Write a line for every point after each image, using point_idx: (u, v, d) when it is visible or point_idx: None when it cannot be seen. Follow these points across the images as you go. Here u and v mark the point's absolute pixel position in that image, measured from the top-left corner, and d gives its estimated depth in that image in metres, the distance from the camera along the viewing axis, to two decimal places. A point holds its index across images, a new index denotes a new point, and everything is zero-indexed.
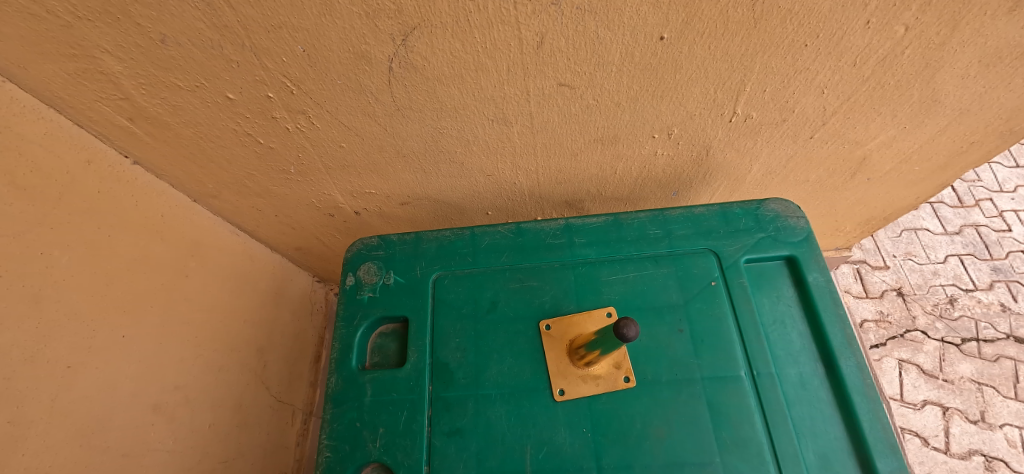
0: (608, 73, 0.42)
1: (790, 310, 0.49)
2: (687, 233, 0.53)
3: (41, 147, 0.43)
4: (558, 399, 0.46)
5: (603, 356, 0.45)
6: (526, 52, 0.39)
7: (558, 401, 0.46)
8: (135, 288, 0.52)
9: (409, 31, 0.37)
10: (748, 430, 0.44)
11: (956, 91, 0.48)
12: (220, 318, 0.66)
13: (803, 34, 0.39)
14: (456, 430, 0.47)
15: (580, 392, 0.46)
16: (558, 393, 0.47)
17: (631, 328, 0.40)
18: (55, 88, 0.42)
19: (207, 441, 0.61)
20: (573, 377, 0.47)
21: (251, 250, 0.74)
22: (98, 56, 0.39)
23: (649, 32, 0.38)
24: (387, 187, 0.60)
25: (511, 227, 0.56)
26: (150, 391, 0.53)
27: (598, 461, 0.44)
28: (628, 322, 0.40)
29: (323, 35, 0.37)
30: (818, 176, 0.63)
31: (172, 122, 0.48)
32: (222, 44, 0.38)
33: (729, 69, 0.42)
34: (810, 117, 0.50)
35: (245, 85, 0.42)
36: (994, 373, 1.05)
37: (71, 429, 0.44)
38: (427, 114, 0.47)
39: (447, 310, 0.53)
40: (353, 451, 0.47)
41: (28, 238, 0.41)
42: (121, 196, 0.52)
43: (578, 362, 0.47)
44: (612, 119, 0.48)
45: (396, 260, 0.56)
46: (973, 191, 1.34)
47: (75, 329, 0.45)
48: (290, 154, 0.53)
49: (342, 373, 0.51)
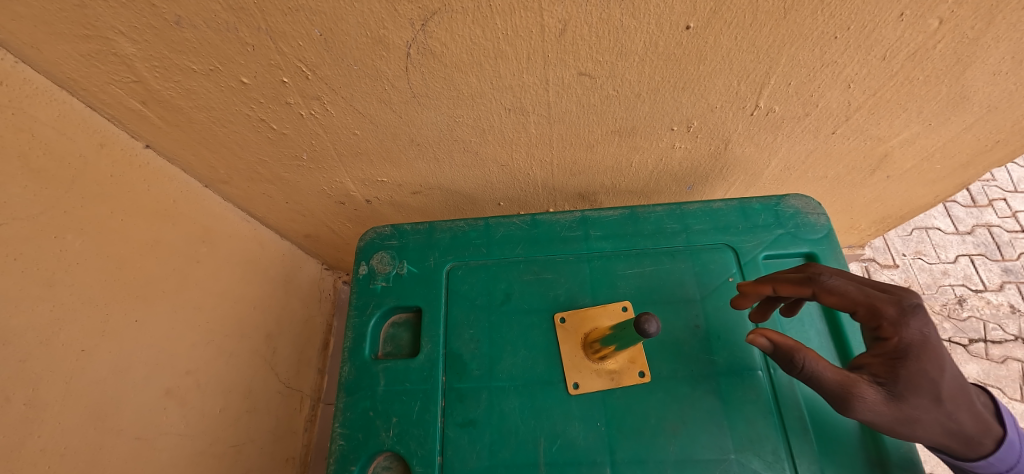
0: (630, 62, 0.41)
1: (808, 308, 0.49)
2: (704, 229, 0.53)
3: (53, 129, 0.43)
4: (573, 393, 0.46)
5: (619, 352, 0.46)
6: (547, 40, 0.38)
7: (572, 395, 0.46)
8: (148, 273, 0.52)
9: (429, 16, 0.36)
10: (763, 428, 0.44)
11: (986, 88, 0.47)
12: (230, 304, 0.66)
13: (833, 26, 0.38)
14: (469, 420, 0.47)
15: (594, 387, 0.46)
16: (571, 387, 0.47)
17: (651, 324, 0.39)
18: (67, 70, 0.41)
19: (218, 424, 0.62)
20: (587, 372, 0.47)
21: (261, 237, 0.74)
22: (111, 37, 0.38)
23: (675, 21, 0.37)
24: (400, 176, 0.59)
25: (526, 219, 0.55)
26: (162, 376, 0.53)
27: (611, 455, 0.44)
28: (647, 321, 0.39)
29: (341, 18, 0.36)
30: (837, 172, 0.62)
31: (185, 106, 0.47)
32: (237, 26, 0.37)
33: (755, 60, 0.41)
34: (833, 111, 0.49)
35: (260, 69, 0.42)
36: (1000, 374, 1.05)
37: (85, 412, 0.44)
38: (442, 103, 0.46)
39: (461, 301, 0.53)
40: (366, 440, 0.47)
41: (42, 222, 0.41)
42: (133, 180, 0.51)
43: (592, 356, 0.47)
44: (631, 110, 0.47)
45: (409, 249, 0.56)
46: (987, 191, 1.31)
47: (90, 314, 0.45)
48: (303, 140, 0.52)
49: (354, 362, 0.51)
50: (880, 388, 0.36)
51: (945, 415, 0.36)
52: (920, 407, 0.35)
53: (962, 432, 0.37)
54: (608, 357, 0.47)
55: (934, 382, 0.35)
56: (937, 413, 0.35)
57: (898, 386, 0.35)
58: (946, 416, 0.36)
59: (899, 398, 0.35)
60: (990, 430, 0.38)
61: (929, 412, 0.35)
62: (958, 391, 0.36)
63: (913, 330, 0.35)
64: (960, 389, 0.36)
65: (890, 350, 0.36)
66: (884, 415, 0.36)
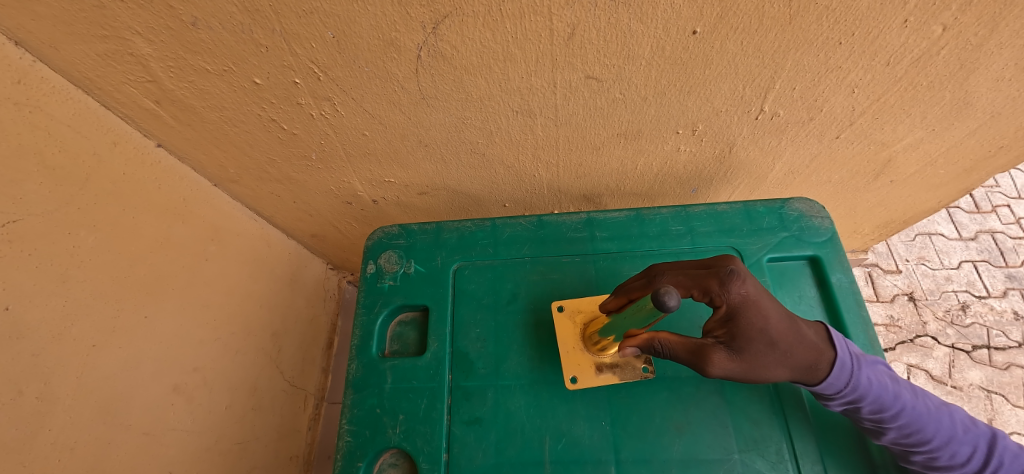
0: (637, 66, 0.42)
1: (812, 310, 0.49)
2: (709, 230, 0.53)
3: (69, 127, 0.44)
4: (570, 388, 0.47)
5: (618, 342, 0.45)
6: (556, 44, 0.39)
7: (570, 389, 0.47)
8: (158, 270, 0.53)
9: (440, 19, 0.36)
10: (768, 428, 0.45)
11: (989, 94, 0.47)
12: (236, 301, 0.66)
13: (837, 32, 0.38)
14: (475, 419, 0.47)
15: (591, 381, 0.46)
16: (570, 383, 0.47)
17: (673, 296, 0.32)
18: (84, 69, 0.42)
19: (223, 422, 0.62)
20: (586, 366, 0.47)
21: (268, 236, 0.74)
22: (128, 37, 0.39)
23: (682, 26, 0.37)
24: (406, 176, 0.60)
25: (532, 220, 0.56)
26: (170, 373, 0.54)
27: (616, 454, 0.44)
28: (668, 292, 0.32)
29: (354, 21, 0.37)
30: (841, 176, 0.62)
31: (198, 106, 0.48)
32: (252, 28, 0.38)
33: (760, 65, 0.42)
34: (837, 116, 0.49)
35: (273, 70, 0.42)
36: (1004, 381, 1.05)
37: (95, 407, 0.45)
38: (451, 104, 0.47)
39: (467, 301, 0.53)
40: (374, 437, 0.48)
41: (57, 218, 0.42)
42: (144, 178, 0.52)
43: (591, 347, 0.47)
44: (637, 114, 0.48)
45: (417, 249, 0.57)
46: (991, 197, 1.31)
47: (101, 309, 0.46)
48: (312, 140, 0.53)
49: (362, 359, 0.52)
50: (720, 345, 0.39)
51: (789, 356, 0.40)
52: (762, 353, 0.39)
53: (802, 364, 0.40)
54: (607, 348, 0.47)
55: (761, 331, 0.39)
56: (774, 355, 0.39)
57: (732, 341, 0.39)
58: (783, 356, 0.39)
59: (737, 352, 0.39)
60: (826, 356, 0.41)
61: (767, 355, 0.39)
62: (787, 334, 0.39)
63: (733, 293, 0.39)
64: (786, 330, 0.40)
65: (722, 316, 0.39)
66: (732, 370, 0.39)
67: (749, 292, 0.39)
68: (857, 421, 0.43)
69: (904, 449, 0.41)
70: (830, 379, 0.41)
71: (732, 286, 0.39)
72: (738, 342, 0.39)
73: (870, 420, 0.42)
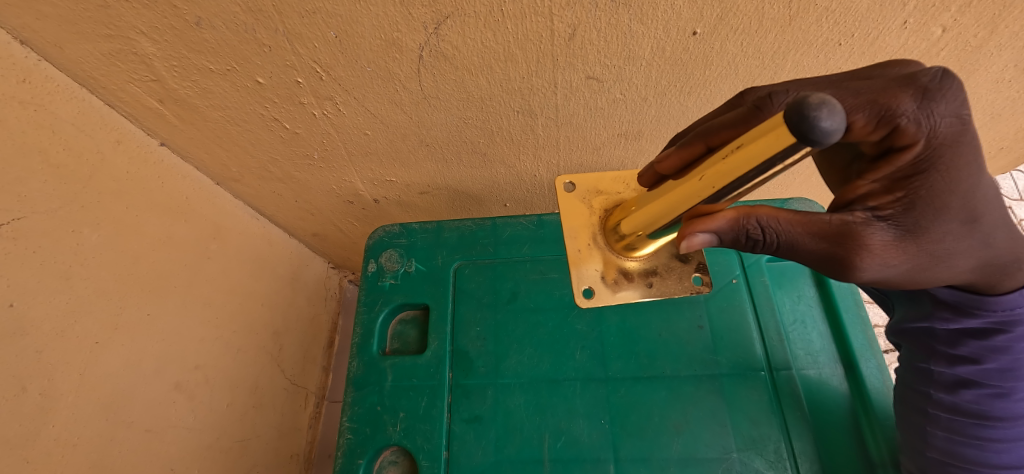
0: (637, 67, 0.42)
1: (811, 310, 0.53)
2: None
3: (73, 126, 0.44)
4: (581, 304, 0.39)
5: (647, 239, 0.36)
6: (557, 44, 0.39)
7: (581, 305, 0.39)
8: (161, 268, 0.53)
9: (442, 19, 0.37)
10: (765, 428, 0.47)
11: (989, 95, 0.47)
12: (238, 300, 0.66)
13: (837, 33, 0.39)
14: (475, 417, 0.48)
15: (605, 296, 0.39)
16: (579, 297, 0.39)
17: (834, 113, 0.19)
18: (88, 68, 0.42)
19: (225, 419, 0.63)
20: (597, 277, 0.40)
21: (270, 235, 0.75)
22: (133, 37, 0.39)
23: (682, 27, 0.37)
24: (408, 176, 0.60)
25: (533, 220, 0.57)
26: (172, 370, 0.54)
27: (615, 452, 0.46)
28: (827, 104, 0.19)
29: (356, 21, 0.37)
30: None
31: (201, 105, 0.48)
32: (255, 27, 0.38)
33: (760, 66, 0.42)
34: None
35: (275, 69, 0.43)
36: None
37: (98, 403, 0.45)
38: (453, 104, 0.47)
39: (467, 300, 0.54)
40: (374, 434, 0.48)
41: (61, 216, 0.42)
42: (147, 177, 0.52)
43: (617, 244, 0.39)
44: (637, 114, 0.48)
45: (417, 248, 0.57)
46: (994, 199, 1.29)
47: (104, 307, 0.46)
48: (314, 140, 0.53)
49: (363, 357, 0.52)
50: (887, 223, 0.29)
51: (978, 240, 0.30)
52: (950, 233, 0.29)
53: (989, 259, 0.32)
54: (631, 247, 0.38)
55: (966, 198, 0.28)
56: (969, 240, 0.30)
57: (908, 214, 0.28)
58: (975, 242, 0.30)
59: (915, 230, 0.29)
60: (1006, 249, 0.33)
61: (960, 237, 0.29)
62: (992, 206, 0.29)
63: (940, 130, 0.26)
64: (992, 204, 0.29)
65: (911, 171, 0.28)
66: (900, 266, 0.30)
67: (954, 122, 0.26)
68: (951, 346, 0.41)
69: (966, 384, 0.40)
70: (1020, 294, 0.38)
71: (941, 116, 0.26)
72: (915, 215, 0.28)
73: (969, 344, 0.41)
